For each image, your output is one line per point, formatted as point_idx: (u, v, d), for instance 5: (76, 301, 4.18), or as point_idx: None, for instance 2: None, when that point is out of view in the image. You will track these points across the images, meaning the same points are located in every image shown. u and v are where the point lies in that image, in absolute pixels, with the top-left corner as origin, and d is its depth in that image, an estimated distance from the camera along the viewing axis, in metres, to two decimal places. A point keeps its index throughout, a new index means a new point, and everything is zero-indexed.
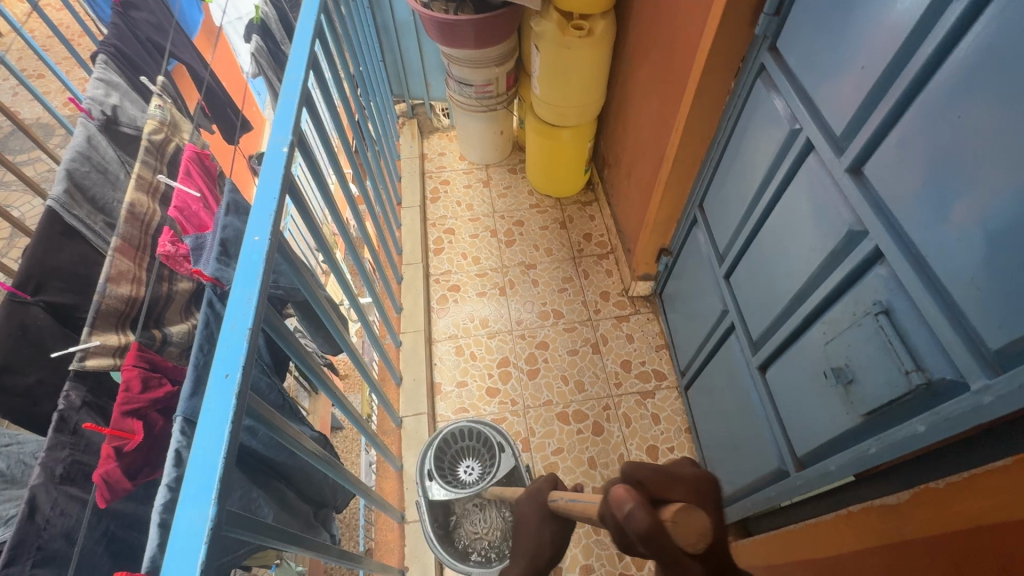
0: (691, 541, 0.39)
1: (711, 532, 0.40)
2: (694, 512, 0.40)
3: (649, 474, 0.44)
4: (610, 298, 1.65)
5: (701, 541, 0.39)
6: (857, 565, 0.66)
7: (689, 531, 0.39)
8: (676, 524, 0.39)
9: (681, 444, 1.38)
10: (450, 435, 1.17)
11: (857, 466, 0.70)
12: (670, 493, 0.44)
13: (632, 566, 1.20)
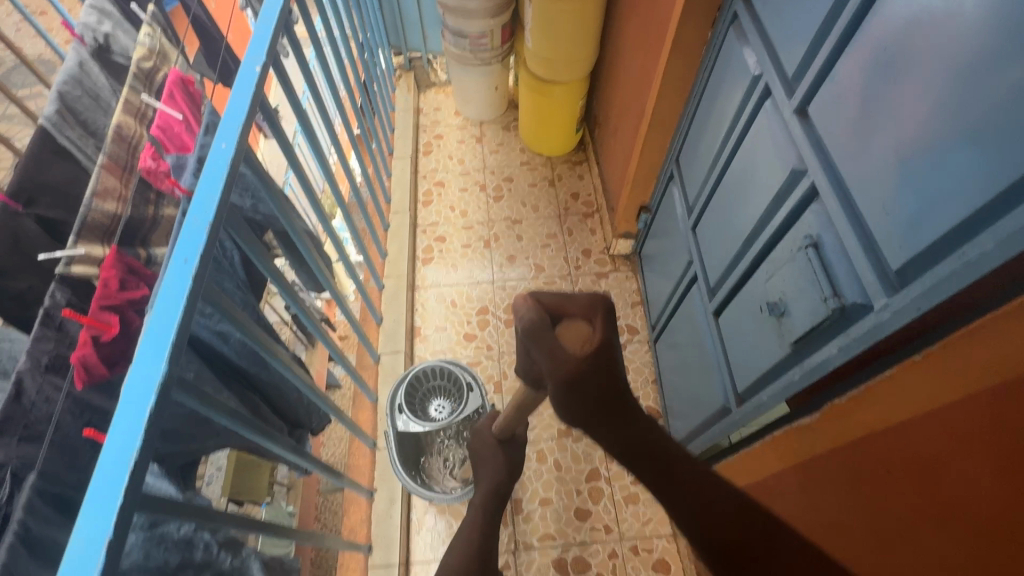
0: (576, 343, 0.46)
1: (598, 335, 0.46)
2: (577, 326, 0.47)
3: (547, 293, 0.49)
4: (592, 255, 1.68)
5: (590, 339, 0.46)
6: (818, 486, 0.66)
7: (574, 338, 0.47)
8: (564, 334, 0.47)
9: (646, 393, 1.43)
10: (418, 375, 1.22)
11: (784, 394, 0.75)
12: (564, 308, 0.49)
13: (589, 499, 1.27)
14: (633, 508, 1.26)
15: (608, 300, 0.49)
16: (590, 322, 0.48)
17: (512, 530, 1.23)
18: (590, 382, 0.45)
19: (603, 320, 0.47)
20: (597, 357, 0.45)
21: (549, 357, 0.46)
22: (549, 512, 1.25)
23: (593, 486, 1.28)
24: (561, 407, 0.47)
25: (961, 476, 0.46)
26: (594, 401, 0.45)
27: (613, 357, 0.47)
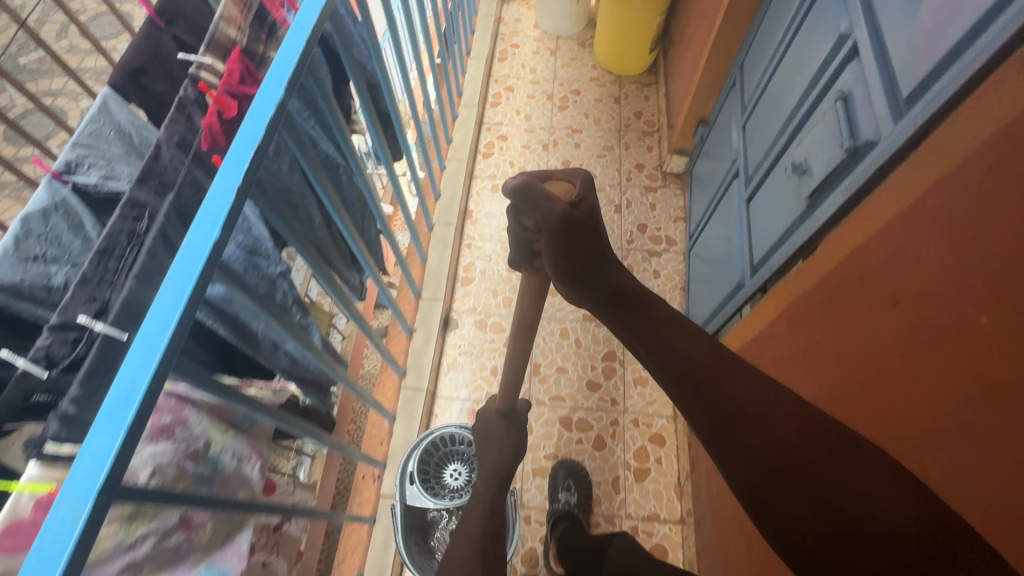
0: (563, 195, 0.55)
1: (578, 188, 0.55)
2: (558, 184, 0.56)
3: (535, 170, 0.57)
4: (644, 170, 1.74)
5: (573, 191, 0.55)
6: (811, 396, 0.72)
7: (558, 189, 0.55)
8: (551, 188, 0.55)
9: (673, 297, 1.51)
10: (438, 438, 1.15)
11: (792, 247, 0.82)
12: (552, 176, 0.57)
13: (601, 375, 1.39)
14: (640, 389, 1.37)
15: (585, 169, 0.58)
16: (571, 181, 0.57)
17: (527, 387, 1.38)
18: (581, 230, 0.54)
19: (583, 179, 0.56)
20: (580, 206, 0.54)
21: (542, 205, 0.52)
22: (562, 379, 1.39)
23: (607, 365, 1.40)
24: (556, 261, 0.56)
25: (924, 259, 0.53)
26: (585, 250, 0.55)
27: (594, 209, 0.56)
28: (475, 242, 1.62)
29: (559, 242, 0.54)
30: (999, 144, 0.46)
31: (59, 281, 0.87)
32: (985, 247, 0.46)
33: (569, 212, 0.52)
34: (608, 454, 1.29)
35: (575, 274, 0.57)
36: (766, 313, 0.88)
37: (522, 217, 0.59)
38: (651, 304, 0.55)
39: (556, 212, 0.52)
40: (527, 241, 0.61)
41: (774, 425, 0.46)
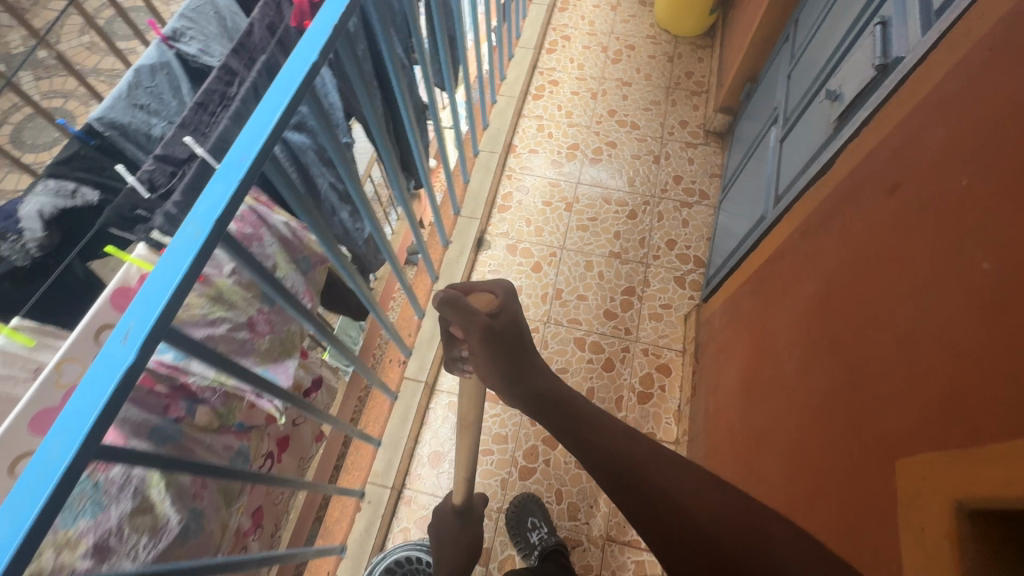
0: (485, 305, 0.57)
1: (499, 298, 0.58)
2: (483, 295, 0.58)
3: (459, 282, 0.60)
4: (688, 126, 1.78)
5: (494, 300, 0.57)
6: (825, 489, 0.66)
7: (480, 300, 0.58)
8: (474, 299, 0.58)
9: (698, 247, 1.56)
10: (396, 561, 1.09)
11: (816, 166, 0.87)
12: (474, 289, 0.59)
13: (620, 306, 1.47)
14: (654, 323, 1.44)
15: (508, 282, 0.61)
16: (494, 292, 0.59)
17: (547, 309, 1.47)
18: (503, 335, 0.56)
19: (505, 291, 0.58)
20: (497, 310, 0.56)
21: (463, 316, 0.55)
22: (581, 305, 1.47)
23: (625, 299, 1.48)
24: (483, 366, 0.57)
25: (930, 145, 0.59)
26: (508, 350, 0.56)
27: (516, 317, 0.58)
28: (515, 174, 1.70)
29: (488, 347, 0.55)
30: (1003, 25, 0.52)
31: (157, 133, 0.97)
32: (981, 116, 0.52)
33: (490, 323, 0.55)
34: (615, 376, 1.38)
35: (499, 376, 0.56)
36: (785, 231, 0.93)
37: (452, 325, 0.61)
38: (571, 400, 0.54)
39: (478, 319, 0.55)
40: (456, 349, 0.67)
41: (699, 496, 0.44)
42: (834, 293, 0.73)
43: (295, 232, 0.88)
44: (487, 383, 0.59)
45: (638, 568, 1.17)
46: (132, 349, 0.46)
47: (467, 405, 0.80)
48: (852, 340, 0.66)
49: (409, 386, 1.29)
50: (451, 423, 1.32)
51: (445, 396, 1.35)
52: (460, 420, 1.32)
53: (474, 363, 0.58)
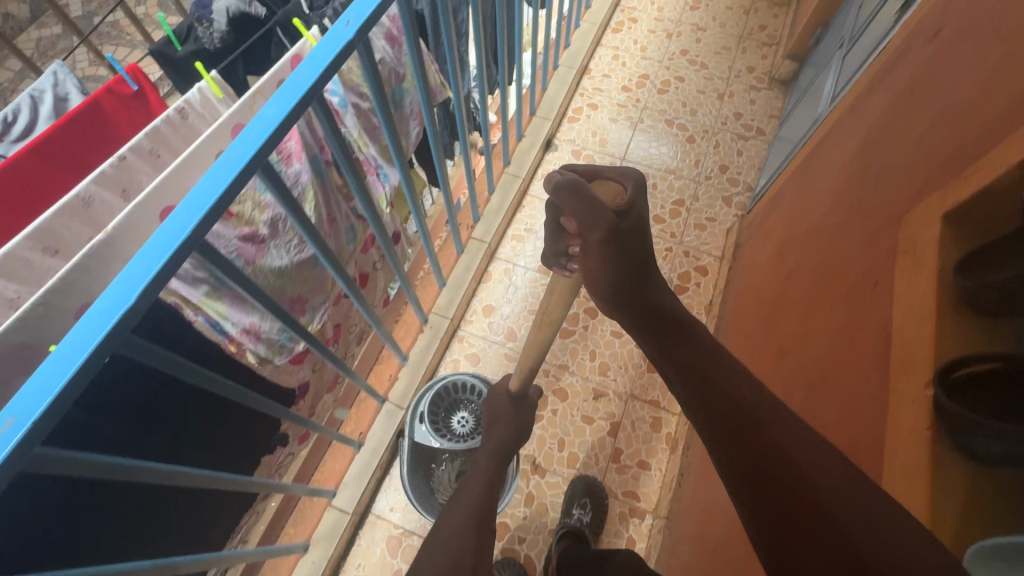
0: (611, 198, 0.56)
1: (626, 193, 0.56)
2: (608, 185, 0.57)
3: (583, 167, 0.59)
4: (754, 72, 1.89)
5: (623, 196, 0.56)
6: (833, 293, 0.80)
7: (607, 190, 0.56)
8: (599, 188, 0.56)
9: (749, 173, 1.68)
10: (449, 385, 1.19)
11: (875, 55, 0.99)
12: (595, 177, 0.57)
13: (669, 213, 1.61)
14: (698, 231, 1.58)
15: (636, 176, 0.59)
16: (622, 185, 0.57)
17: None
18: (628, 234, 0.56)
19: (634, 184, 0.57)
20: (623, 208, 0.55)
21: (586, 207, 0.53)
22: None
23: (674, 209, 1.62)
24: (600, 261, 0.58)
25: None
26: (627, 258, 0.59)
27: (639, 215, 0.57)
28: (588, 93, 1.85)
29: (606, 248, 0.56)
30: None
31: None
32: None
33: (616, 222, 0.54)
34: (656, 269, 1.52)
35: (614, 286, 0.61)
36: (837, 118, 1.07)
37: (562, 216, 0.58)
38: (692, 337, 0.60)
39: (605, 215, 0.54)
40: (562, 243, 0.62)
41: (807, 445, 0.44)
42: (871, 140, 0.86)
43: (427, 53, 1.12)
44: (595, 289, 0.63)
45: (655, 422, 1.32)
46: (353, 32, 0.65)
47: (552, 302, 0.73)
48: (880, 165, 0.80)
49: (474, 245, 1.47)
50: (505, 285, 1.49)
51: (502, 263, 1.52)
52: (514, 283, 1.49)
53: (589, 260, 0.59)
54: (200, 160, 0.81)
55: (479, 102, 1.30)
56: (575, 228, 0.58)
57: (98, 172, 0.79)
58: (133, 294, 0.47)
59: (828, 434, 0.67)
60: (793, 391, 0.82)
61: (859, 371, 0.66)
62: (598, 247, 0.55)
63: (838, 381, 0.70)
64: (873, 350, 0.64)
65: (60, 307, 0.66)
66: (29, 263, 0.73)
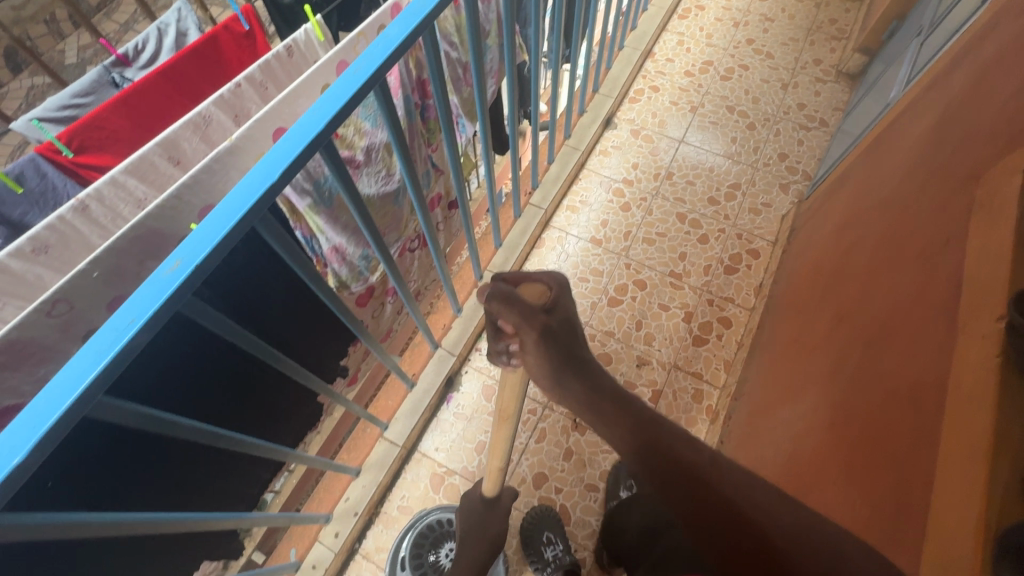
0: (536, 299, 0.54)
1: (551, 294, 0.55)
2: (533, 287, 0.55)
3: (507, 274, 0.56)
4: (821, 64, 1.87)
5: (548, 295, 0.54)
6: (899, 255, 0.81)
7: (531, 292, 0.54)
8: (524, 291, 0.54)
9: (808, 163, 1.67)
10: (429, 520, 1.14)
11: (960, 35, 0.99)
12: (522, 287, 0.55)
13: (725, 196, 1.63)
14: (752, 215, 1.59)
15: (561, 277, 0.58)
16: (545, 285, 0.55)
17: (657, 187, 1.65)
18: (557, 332, 0.54)
19: (559, 283, 0.56)
20: (548, 309, 0.53)
21: (518, 312, 0.52)
22: (688, 188, 1.65)
23: (729, 192, 1.63)
24: (537, 365, 0.53)
25: None
26: (565, 352, 0.54)
27: (564, 313, 0.56)
28: (650, 75, 1.87)
29: (540, 348, 0.52)
30: None
31: None
32: None
33: (548, 325, 0.52)
34: (707, 249, 1.54)
35: (549, 375, 0.54)
36: (912, 98, 1.07)
37: (495, 327, 0.55)
38: (629, 397, 0.54)
39: (533, 313, 0.52)
40: (500, 343, 0.57)
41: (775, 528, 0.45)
42: (949, 112, 0.87)
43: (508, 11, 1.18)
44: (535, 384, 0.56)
45: (697, 394, 1.34)
46: None
47: (506, 399, 0.71)
48: (957, 133, 0.81)
49: (531, 211, 1.52)
50: (557, 252, 1.54)
51: (556, 232, 1.57)
52: (566, 251, 1.54)
53: (523, 358, 0.55)
54: (306, 90, 0.89)
55: (550, 68, 1.35)
56: (508, 331, 0.55)
57: (218, 96, 0.87)
58: (280, 165, 0.56)
59: (889, 380, 0.69)
60: (850, 349, 0.84)
61: (924, 317, 0.68)
62: (532, 350, 0.52)
63: (900, 335, 0.71)
64: (939, 297, 0.66)
65: (187, 204, 0.74)
66: (155, 169, 0.82)
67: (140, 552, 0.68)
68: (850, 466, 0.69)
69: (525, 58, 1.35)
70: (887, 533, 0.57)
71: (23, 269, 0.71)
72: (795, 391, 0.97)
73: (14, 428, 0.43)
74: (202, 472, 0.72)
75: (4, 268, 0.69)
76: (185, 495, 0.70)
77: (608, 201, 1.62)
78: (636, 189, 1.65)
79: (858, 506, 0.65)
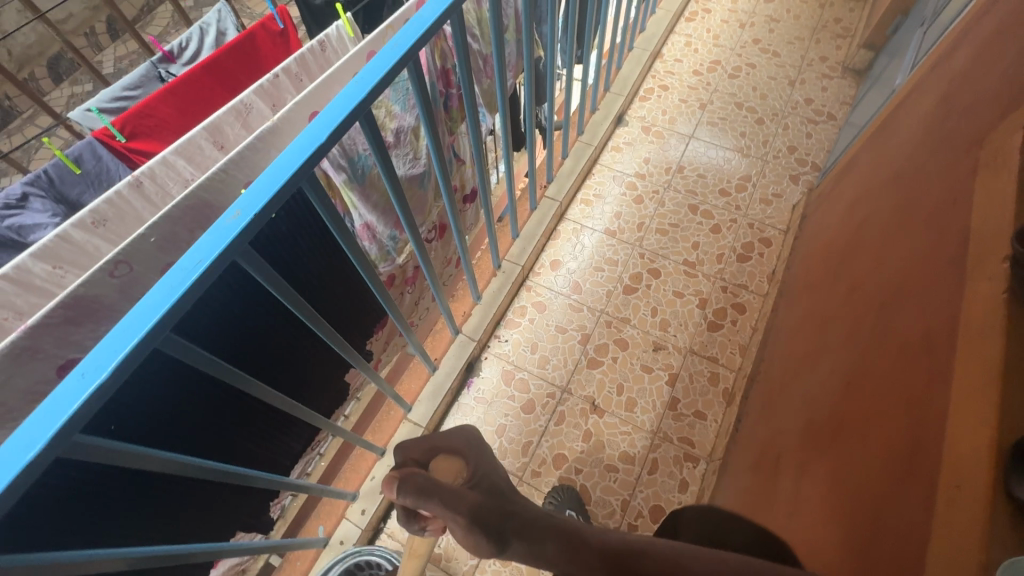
0: (449, 476, 0.55)
1: (464, 468, 0.56)
2: (446, 464, 0.56)
3: (416, 453, 0.61)
4: (827, 61, 1.92)
5: (463, 467, 0.56)
6: (909, 220, 0.85)
7: (444, 470, 0.56)
8: (439, 471, 0.56)
9: (817, 155, 1.70)
10: (360, 560, 1.04)
11: (963, 16, 1.03)
12: (439, 466, 0.56)
13: (736, 188, 1.66)
14: (763, 206, 1.62)
15: (472, 436, 0.61)
16: (460, 458, 0.58)
17: (669, 180, 1.69)
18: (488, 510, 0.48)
19: (464, 439, 0.60)
20: (465, 482, 0.54)
21: (428, 492, 0.48)
22: (699, 181, 1.69)
23: (740, 184, 1.67)
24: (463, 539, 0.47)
25: None
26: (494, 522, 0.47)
27: (484, 475, 0.55)
28: (660, 75, 1.93)
29: (469, 529, 0.47)
30: None
31: None
32: None
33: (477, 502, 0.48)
34: (720, 238, 1.57)
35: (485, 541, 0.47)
36: (917, 80, 1.11)
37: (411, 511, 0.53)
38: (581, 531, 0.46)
39: (449, 495, 0.48)
40: (416, 522, 0.58)
41: None
42: (952, 86, 0.91)
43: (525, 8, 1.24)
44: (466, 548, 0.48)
45: (712, 376, 1.36)
46: None
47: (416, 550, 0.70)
48: (961, 104, 0.85)
49: (547, 203, 1.57)
50: (573, 243, 1.58)
51: (571, 224, 1.61)
52: (581, 242, 1.58)
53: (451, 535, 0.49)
54: (341, 77, 0.94)
55: (565, 63, 1.40)
56: (429, 516, 0.51)
57: (259, 85, 0.94)
58: (330, 126, 0.60)
59: (901, 333, 0.72)
60: (864, 313, 0.86)
61: (933, 269, 0.71)
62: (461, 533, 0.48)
63: (912, 290, 0.74)
64: (947, 250, 0.69)
65: (233, 178, 0.79)
66: (202, 151, 0.88)
67: (189, 504, 0.72)
68: (868, 415, 0.72)
69: (541, 54, 1.41)
70: (904, 466, 0.59)
71: (83, 240, 0.76)
72: (811, 361, 0.99)
73: (96, 352, 0.47)
74: (245, 432, 0.75)
75: (68, 238, 0.74)
76: (231, 451, 0.74)
77: (621, 194, 1.67)
78: (648, 183, 1.69)
79: (874, 449, 0.67)
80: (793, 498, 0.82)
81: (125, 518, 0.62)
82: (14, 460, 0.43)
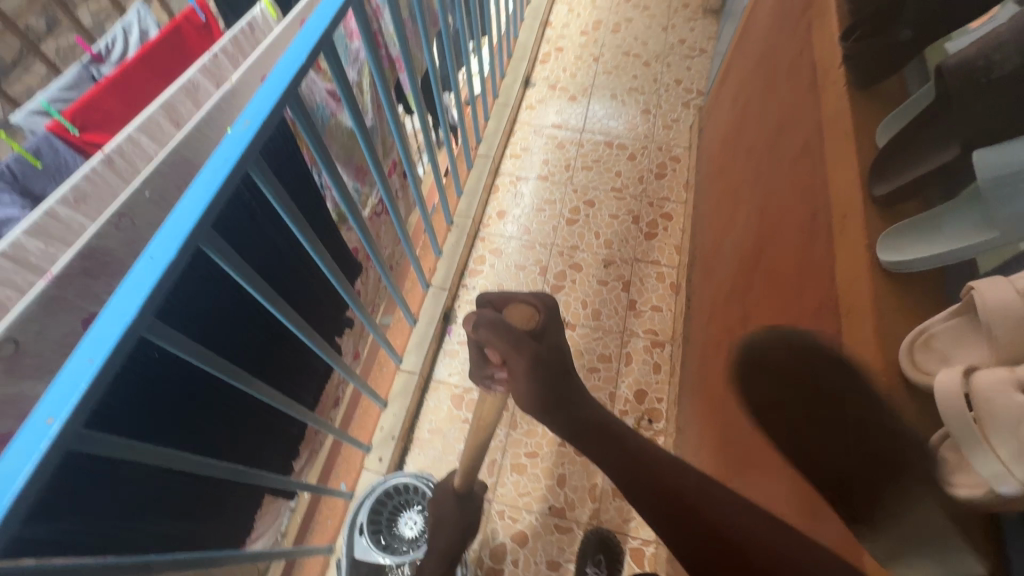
0: (524, 320, 0.62)
1: (536, 314, 0.63)
2: (521, 308, 0.63)
3: (496, 295, 0.67)
4: (689, 7, 2.21)
5: (534, 318, 0.63)
6: (775, 83, 1.06)
7: (519, 314, 0.63)
8: (513, 313, 0.63)
9: (699, 84, 1.97)
10: (389, 488, 1.08)
11: None
12: (508, 306, 0.64)
13: (641, 121, 1.89)
14: (666, 131, 1.85)
15: (546, 298, 0.66)
16: (534, 304, 0.64)
17: (583, 125, 1.89)
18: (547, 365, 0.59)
19: (542, 304, 0.65)
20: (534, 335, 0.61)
21: (503, 330, 0.60)
22: (608, 120, 1.89)
23: (643, 117, 1.89)
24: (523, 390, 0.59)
25: None
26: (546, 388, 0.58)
27: (545, 338, 0.63)
28: (553, 40, 2.13)
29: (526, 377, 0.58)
30: None
31: None
32: None
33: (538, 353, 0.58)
34: (637, 163, 1.78)
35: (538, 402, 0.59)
36: None
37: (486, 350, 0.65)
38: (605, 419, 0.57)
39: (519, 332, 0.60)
40: (487, 368, 0.70)
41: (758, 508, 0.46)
42: None
43: None
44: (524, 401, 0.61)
45: (659, 275, 1.55)
46: None
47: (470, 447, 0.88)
48: None
49: (481, 161, 1.70)
50: (513, 193, 1.72)
51: (507, 177, 1.75)
52: (520, 191, 1.72)
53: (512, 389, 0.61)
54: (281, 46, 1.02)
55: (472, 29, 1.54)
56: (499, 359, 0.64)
57: (201, 63, 0.99)
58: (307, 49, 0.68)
59: (787, 157, 0.92)
60: (760, 162, 1.07)
61: (798, 103, 0.91)
62: (521, 376, 0.58)
63: (787, 124, 0.95)
64: (805, 85, 0.90)
65: (208, 137, 0.84)
66: (161, 129, 0.92)
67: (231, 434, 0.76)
68: (777, 220, 0.91)
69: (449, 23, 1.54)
70: (807, 235, 0.78)
71: (68, 218, 0.79)
72: (731, 221, 1.19)
73: (160, 240, 0.52)
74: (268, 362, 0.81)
75: (54, 215, 0.77)
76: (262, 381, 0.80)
77: (545, 144, 1.83)
78: (566, 131, 1.87)
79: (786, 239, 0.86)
80: (743, 315, 1.00)
81: (181, 429, 0.68)
82: (113, 330, 0.48)
